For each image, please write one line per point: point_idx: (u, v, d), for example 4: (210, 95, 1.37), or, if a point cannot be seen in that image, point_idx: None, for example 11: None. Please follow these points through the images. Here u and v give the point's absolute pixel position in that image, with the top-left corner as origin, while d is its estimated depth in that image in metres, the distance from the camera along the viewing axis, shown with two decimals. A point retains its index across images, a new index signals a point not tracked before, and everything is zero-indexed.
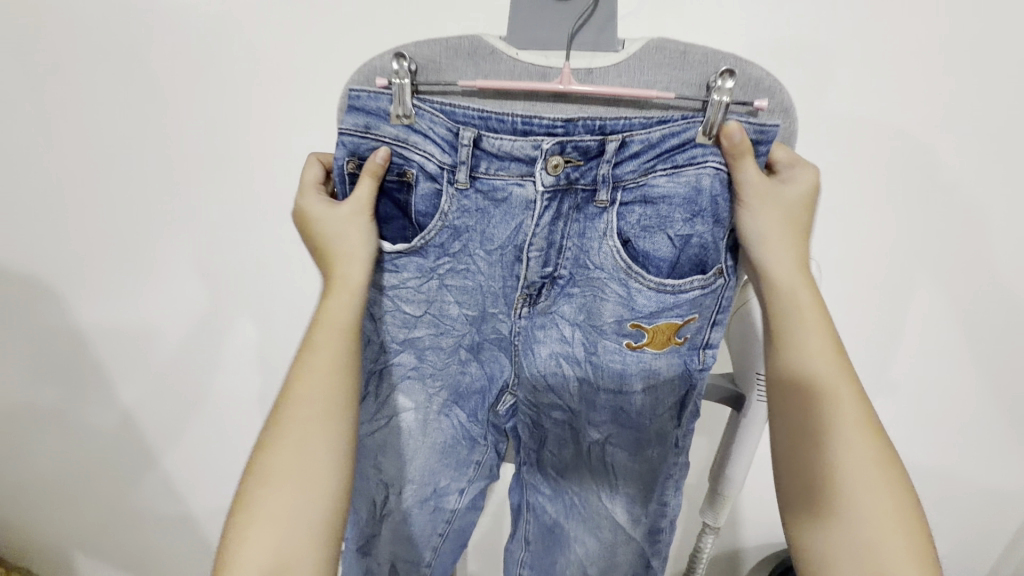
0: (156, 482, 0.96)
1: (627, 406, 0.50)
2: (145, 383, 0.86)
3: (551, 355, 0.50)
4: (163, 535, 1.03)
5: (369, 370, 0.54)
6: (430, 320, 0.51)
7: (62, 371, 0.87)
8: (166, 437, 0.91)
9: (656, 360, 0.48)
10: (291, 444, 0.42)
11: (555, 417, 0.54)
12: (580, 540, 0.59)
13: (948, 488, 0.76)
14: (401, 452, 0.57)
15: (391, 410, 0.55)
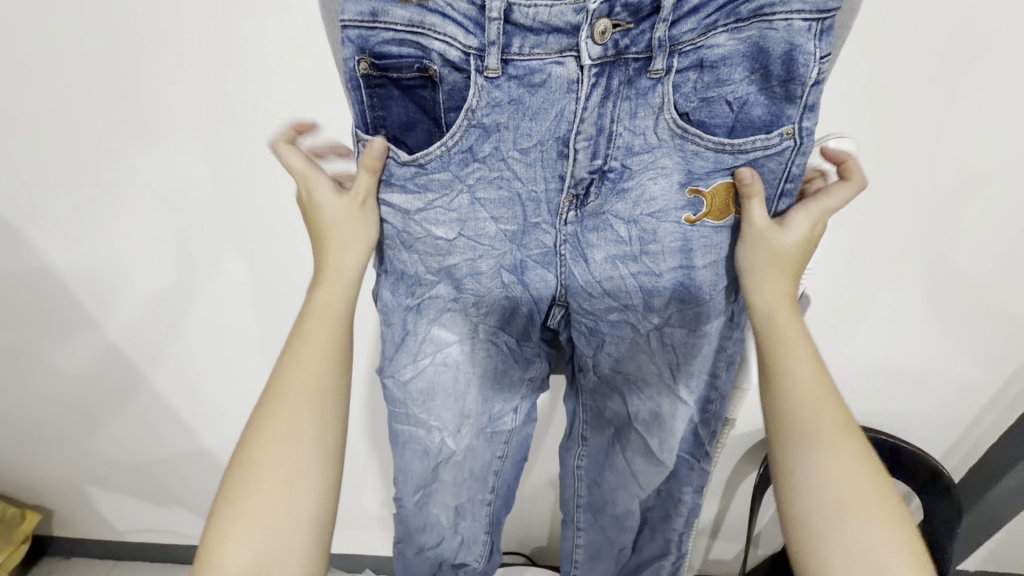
0: (150, 421, 0.97)
1: (688, 282, 0.50)
2: (130, 326, 0.83)
3: (606, 258, 0.50)
4: (166, 472, 1.06)
5: (405, 306, 0.54)
6: (465, 242, 0.51)
7: (34, 317, 0.82)
8: (158, 376, 0.89)
9: (716, 236, 0.48)
10: (278, 437, 0.47)
11: (614, 317, 0.54)
12: (637, 422, 0.61)
13: (936, 381, 0.79)
14: (453, 390, 0.60)
15: (436, 347, 0.57)
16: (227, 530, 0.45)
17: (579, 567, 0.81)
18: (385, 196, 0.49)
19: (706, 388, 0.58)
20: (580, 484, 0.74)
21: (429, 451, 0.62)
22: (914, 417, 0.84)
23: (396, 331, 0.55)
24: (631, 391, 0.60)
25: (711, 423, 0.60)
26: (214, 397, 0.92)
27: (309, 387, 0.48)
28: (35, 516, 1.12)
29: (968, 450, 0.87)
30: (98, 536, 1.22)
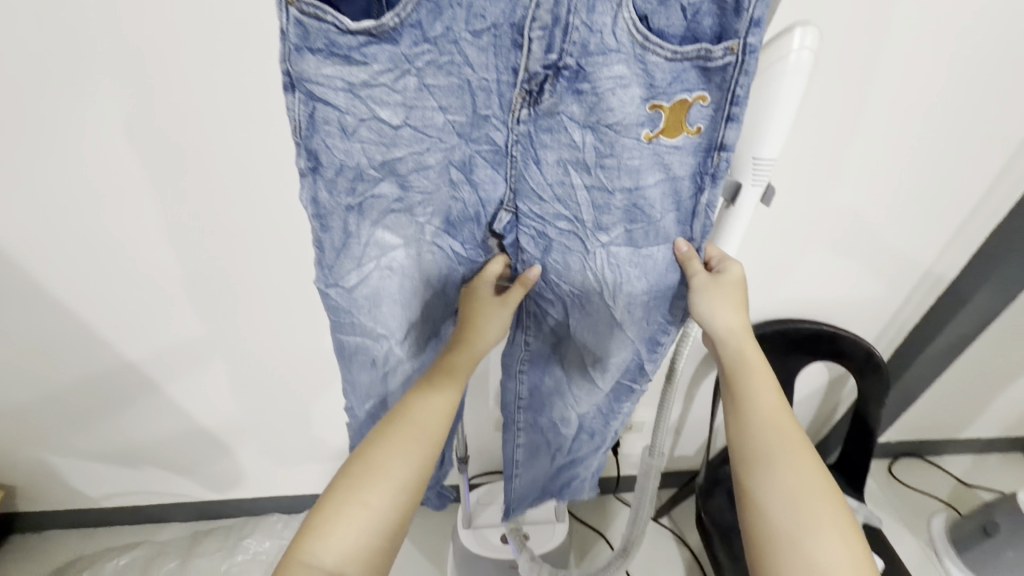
0: (117, 381, 0.95)
1: (641, 202, 0.51)
2: (85, 283, 0.80)
3: (558, 162, 0.50)
4: (139, 431, 1.05)
5: (346, 206, 0.52)
6: (412, 133, 0.49)
7: None
8: (114, 331, 0.87)
9: (669, 155, 0.48)
10: (396, 455, 0.54)
11: (561, 228, 0.54)
12: (581, 336, 0.65)
13: (871, 273, 0.86)
14: (399, 295, 0.60)
15: (380, 250, 0.56)
16: (330, 517, 0.51)
17: (519, 472, 0.86)
18: (323, 69, 0.43)
19: (649, 313, 0.59)
20: (522, 395, 0.77)
21: (377, 360, 0.64)
22: (852, 308, 0.92)
23: (336, 235, 0.53)
24: (575, 311, 0.62)
25: (656, 354, 0.63)
26: (183, 349, 0.92)
27: (428, 422, 0.56)
28: None
29: (887, 338, 0.99)
30: (66, 506, 1.19)
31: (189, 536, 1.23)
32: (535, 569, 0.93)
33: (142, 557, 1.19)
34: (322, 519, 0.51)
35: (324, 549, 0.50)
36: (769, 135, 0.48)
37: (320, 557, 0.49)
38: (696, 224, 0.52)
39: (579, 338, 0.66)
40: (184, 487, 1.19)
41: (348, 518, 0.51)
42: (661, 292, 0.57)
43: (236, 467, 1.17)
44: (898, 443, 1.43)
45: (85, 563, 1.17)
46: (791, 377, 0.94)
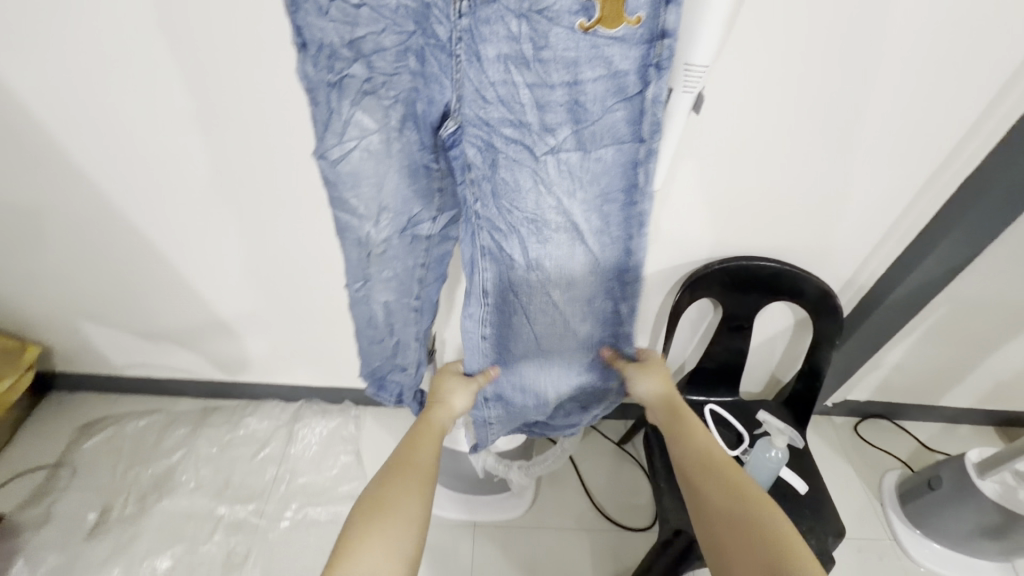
0: (139, 252, 1.09)
1: (581, 99, 0.55)
2: (114, 152, 0.93)
3: (499, 58, 0.54)
4: (156, 305, 1.19)
5: (328, 83, 0.54)
6: (370, 13, 0.51)
7: (22, 139, 0.92)
8: (137, 203, 1.00)
9: (607, 48, 0.52)
10: (399, 489, 0.67)
11: (508, 134, 0.59)
12: (540, 262, 0.70)
13: (836, 214, 0.88)
14: (375, 177, 0.62)
15: (360, 131, 0.58)
16: (354, 548, 0.60)
17: (496, 429, 0.91)
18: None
19: (597, 212, 0.65)
20: (486, 352, 0.81)
21: (362, 241, 0.68)
22: (816, 252, 0.94)
23: (321, 110, 0.56)
24: (533, 232, 0.67)
25: (631, 265, 0.70)
26: (196, 227, 1.04)
27: (424, 461, 0.72)
28: (34, 348, 1.23)
29: (851, 289, 1.01)
30: (97, 370, 1.35)
31: (199, 410, 1.39)
32: (484, 456, 1.04)
33: (159, 421, 1.35)
34: (347, 549, 0.60)
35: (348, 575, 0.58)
36: (702, 41, 0.51)
37: None
38: (647, 125, 0.56)
39: (537, 265, 0.71)
40: (197, 366, 1.34)
41: (370, 544, 0.60)
42: (608, 192, 0.63)
43: (241, 352, 1.31)
44: (867, 403, 1.47)
45: (110, 421, 1.34)
46: (750, 312, 0.99)
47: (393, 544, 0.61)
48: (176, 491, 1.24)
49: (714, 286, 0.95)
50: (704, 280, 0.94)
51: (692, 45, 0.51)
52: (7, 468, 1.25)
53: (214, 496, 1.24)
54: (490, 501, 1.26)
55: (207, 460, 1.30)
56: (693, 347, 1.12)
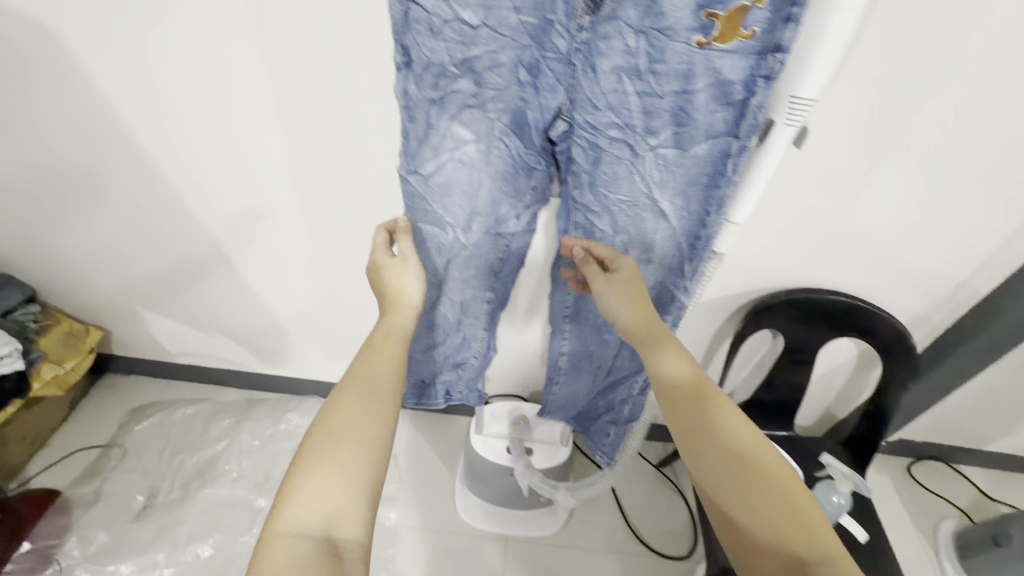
0: (205, 245, 1.12)
1: (689, 107, 0.52)
2: (190, 148, 0.96)
3: (613, 70, 0.51)
4: (215, 297, 1.22)
5: (429, 100, 0.55)
6: (489, 33, 0.51)
7: (109, 133, 0.95)
8: (207, 198, 1.04)
9: (721, 62, 0.49)
10: (350, 415, 0.59)
11: (612, 137, 0.56)
12: (620, 241, 0.67)
13: (920, 252, 0.83)
14: (468, 186, 0.63)
15: (455, 143, 0.59)
16: (306, 491, 0.53)
17: (560, 382, 1.03)
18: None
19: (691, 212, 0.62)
20: (565, 315, 0.91)
21: (445, 246, 0.70)
22: (891, 290, 0.89)
23: (419, 125, 0.57)
24: (624, 223, 0.64)
25: (697, 258, 0.65)
26: (262, 224, 1.07)
27: (381, 376, 0.63)
28: (96, 331, 1.29)
29: (927, 331, 0.95)
30: (150, 356, 1.39)
31: (244, 401, 1.42)
32: (529, 473, 1.02)
33: (206, 410, 1.38)
34: (296, 491, 0.53)
35: (303, 513, 0.52)
36: (811, 74, 0.48)
37: (304, 526, 0.52)
38: (742, 124, 0.52)
39: (618, 245, 0.67)
40: (246, 359, 1.37)
41: (324, 476, 0.54)
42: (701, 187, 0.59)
43: (290, 349, 1.33)
44: (925, 445, 1.39)
45: (161, 406, 1.38)
46: (815, 348, 0.94)
47: (349, 473, 0.55)
48: (218, 480, 1.27)
49: (781, 319, 0.91)
50: (772, 313, 0.90)
51: (796, 79, 0.48)
52: (63, 445, 1.30)
53: (254, 488, 1.27)
54: (523, 516, 1.24)
55: (248, 452, 1.32)
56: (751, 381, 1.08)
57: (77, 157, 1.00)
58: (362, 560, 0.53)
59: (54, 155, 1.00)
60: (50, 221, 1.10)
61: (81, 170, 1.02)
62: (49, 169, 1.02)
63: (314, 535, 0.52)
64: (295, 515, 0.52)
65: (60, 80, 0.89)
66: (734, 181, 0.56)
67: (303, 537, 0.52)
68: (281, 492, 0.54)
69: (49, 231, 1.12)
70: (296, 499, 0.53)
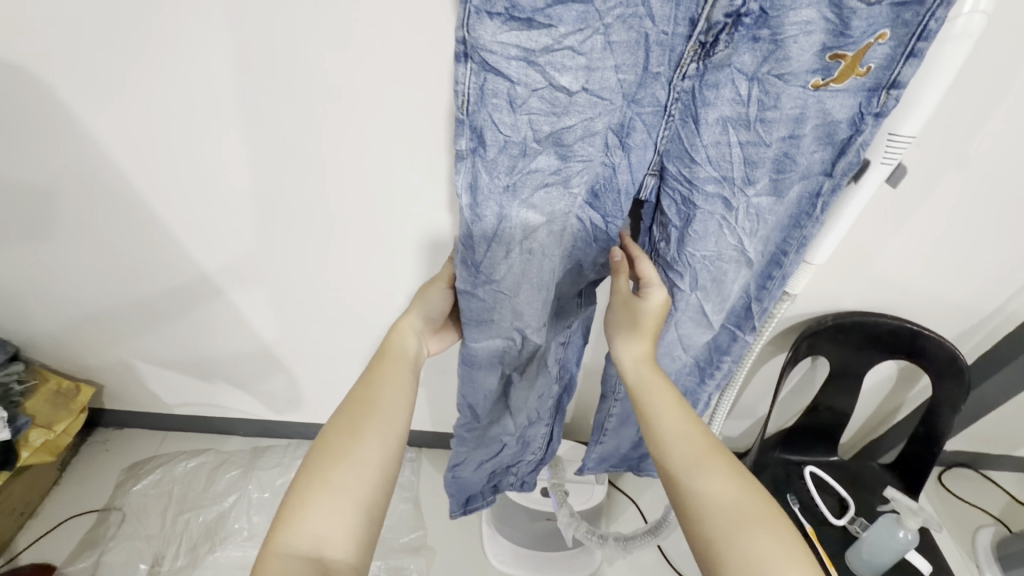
0: (202, 299, 1.02)
1: (792, 154, 0.49)
2: (179, 203, 0.84)
3: (718, 120, 0.49)
4: (214, 347, 1.13)
5: (503, 187, 0.51)
6: (588, 99, 0.47)
7: (83, 192, 0.84)
8: (201, 254, 0.93)
9: (830, 104, 0.46)
10: (353, 433, 0.57)
11: (709, 191, 0.52)
12: (693, 292, 0.61)
13: (974, 271, 0.79)
14: (538, 276, 0.61)
15: (525, 231, 0.55)
16: (301, 511, 0.51)
17: (605, 438, 0.89)
18: (500, 35, 0.41)
19: (775, 254, 0.58)
20: (614, 403, 0.83)
21: (513, 350, 0.70)
22: (943, 309, 0.86)
23: (488, 219, 0.53)
24: (709, 279, 0.60)
25: (767, 299, 0.62)
26: (266, 279, 0.96)
27: (393, 407, 0.60)
28: (88, 388, 1.19)
29: (974, 345, 0.92)
30: (145, 408, 1.30)
31: (249, 449, 1.33)
32: (573, 525, 0.98)
33: (209, 463, 1.29)
34: (292, 507, 0.51)
35: (298, 537, 0.50)
36: (916, 110, 0.45)
37: (294, 547, 0.49)
38: (840, 163, 0.49)
39: (690, 297, 0.62)
40: (250, 406, 1.28)
41: (316, 499, 0.52)
42: (783, 233, 0.56)
43: (297, 394, 1.24)
44: (954, 454, 1.36)
45: (159, 461, 1.29)
46: (860, 371, 0.91)
47: (342, 498, 0.52)
48: (228, 540, 1.17)
49: (829, 345, 0.87)
50: (822, 339, 0.86)
51: (904, 110, 0.45)
52: (54, 512, 1.20)
53: None
54: (555, 559, 1.19)
55: (258, 506, 1.23)
56: (797, 407, 1.06)
57: (49, 218, 0.88)
58: None
59: (22, 217, 0.88)
60: (26, 281, 0.99)
61: (55, 231, 0.90)
62: (19, 231, 0.90)
63: (305, 554, 0.49)
64: (290, 537, 0.50)
65: (19, 137, 0.77)
66: (821, 221, 0.54)
67: (294, 557, 0.49)
68: (280, 507, 0.52)
69: (27, 291, 1.01)
70: (290, 522, 0.50)
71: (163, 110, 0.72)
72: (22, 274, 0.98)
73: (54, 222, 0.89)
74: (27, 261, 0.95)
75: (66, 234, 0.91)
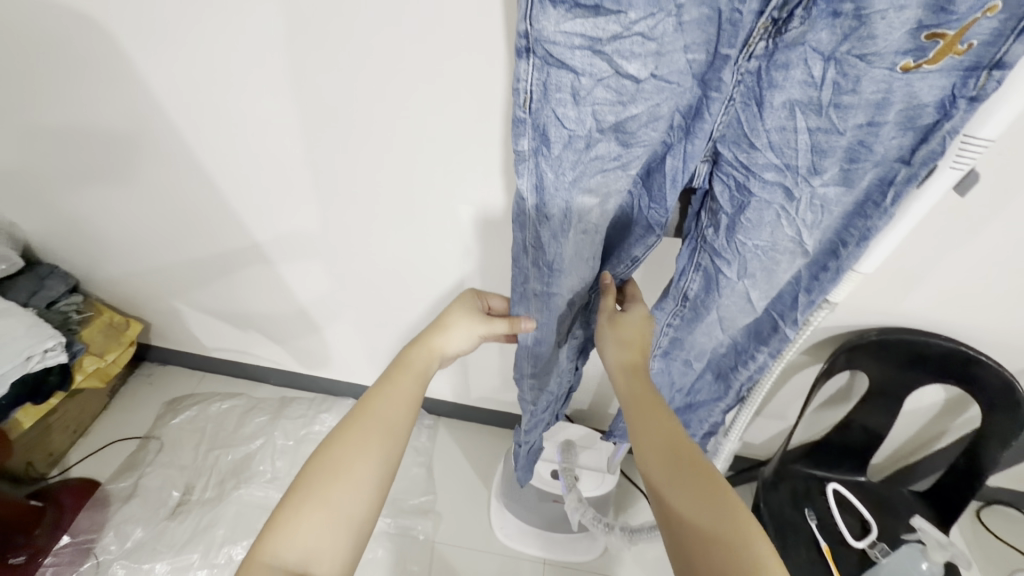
0: (239, 250, 1.04)
1: (870, 141, 0.41)
2: (222, 156, 0.86)
3: (785, 104, 0.42)
4: (247, 298, 1.16)
5: (570, 183, 0.45)
6: (656, 86, 0.40)
7: (132, 137, 0.87)
8: (241, 207, 0.95)
9: (919, 86, 0.38)
10: (353, 451, 0.58)
11: (766, 179, 0.45)
12: (747, 289, 0.54)
13: None
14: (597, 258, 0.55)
15: (581, 221, 0.49)
16: (292, 524, 0.53)
17: None
18: (564, 25, 0.35)
19: (831, 247, 0.50)
20: None
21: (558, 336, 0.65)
22: (1005, 334, 0.78)
23: (555, 215, 0.48)
24: (762, 270, 0.52)
25: (816, 289, 0.54)
26: (301, 239, 0.98)
27: (394, 418, 0.62)
28: (137, 324, 1.27)
29: None
30: (187, 348, 1.37)
31: (279, 398, 1.39)
32: (580, 511, 0.97)
33: (241, 406, 1.37)
34: (285, 518, 0.53)
35: (285, 549, 0.51)
36: (999, 114, 0.38)
37: (281, 558, 0.51)
38: (920, 151, 0.41)
39: (741, 292, 0.54)
40: (281, 357, 1.34)
41: (310, 512, 0.53)
42: (843, 221, 0.48)
43: (325, 351, 1.27)
44: (996, 489, 1.27)
45: (198, 399, 1.37)
46: (903, 393, 0.85)
47: (339, 518, 0.54)
48: (253, 480, 1.24)
49: (870, 360, 0.82)
50: (862, 353, 0.81)
51: (984, 113, 0.39)
52: (103, 433, 1.31)
53: None
54: (562, 540, 1.20)
55: (283, 452, 1.29)
56: (829, 421, 1.00)
57: (105, 160, 0.93)
58: None
59: (83, 158, 0.93)
60: (84, 218, 1.05)
61: (111, 174, 0.95)
62: (79, 170, 0.95)
63: (289, 567, 0.51)
64: (278, 548, 0.51)
65: (76, 78, 0.80)
66: (890, 214, 0.45)
67: (277, 568, 0.51)
68: (270, 517, 0.54)
69: (80, 226, 1.07)
70: (280, 533, 0.52)
71: (205, 58, 0.72)
72: (81, 211, 1.04)
73: (111, 168, 0.94)
74: (91, 202, 1.01)
75: (124, 180, 0.96)
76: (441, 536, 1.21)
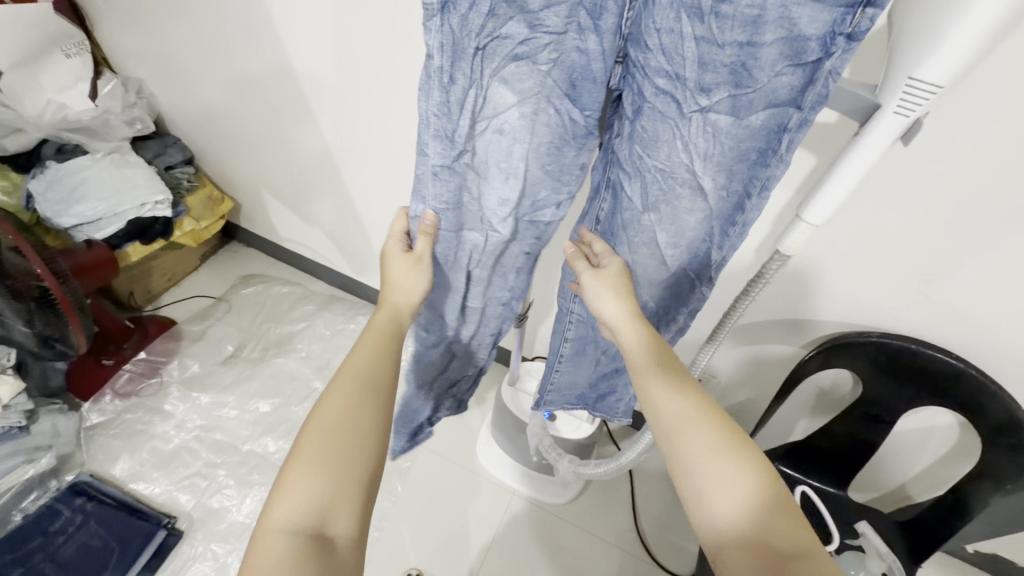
0: (310, 147, 1.19)
1: (751, 63, 0.47)
2: (307, 57, 1.00)
3: (672, 4, 0.47)
4: (314, 196, 1.33)
5: (473, 50, 0.52)
6: None
7: (243, 30, 1.03)
8: (316, 107, 1.08)
9: (798, 10, 0.43)
10: (337, 410, 0.58)
11: (659, 88, 0.52)
12: (648, 212, 0.63)
13: None
14: (505, 159, 0.62)
15: (494, 109, 0.58)
16: (292, 492, 0.52)
17: (561, 367, 0.91)
18: None
19: (739, 191, 0.57)
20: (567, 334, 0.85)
21: (481, 244, 0.72)
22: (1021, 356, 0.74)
23: (459, 87, 0.55)
24: (661, 193, 0.60)
25: (730, 236, 0.61)
26: (362, 145, 1.11)
27: (372, 373, 0.62)
28: (229, 203, 1.51)
29: None
30: (265, 234, 1.59)
31: (329, 295, 1.58)
32: (540, 436, 1.06)
33: (296, 293, 1.57)
34: (285, 489, 0.53)
35: (289, 516, 0.51)
36: (933, 57, 0.39)
37: (291, 524, 0.51)
38: (808, 93, 0.47)
39: (646, 217, 0.63)
40: (336, 258, 1.51)
41: (307, 472, 0.53)
42: (747, 165, 0.54)
43: (371, 259, 1.42)
44: None
45: (264, 280, 1.59)
46: (898, 409, 0.81)
47: (339, 470, 0.54)
48: (290, 353, 1.44)
49: (865, 362, 0.78)
50: (852, 351, 0.78)
51: (922, 53, 0.40)
52: (189, 287, 1.57)
53: (315, 370, 1.42)
54: (535, 479, 1.27)
55: (320, 337, 1.48)
56: (816, 422, 0.98)
57: (221, 48, 1.10)
58: (352, 555, 0.52)
59: (206, 46, 1.12)
60: (202, 100, 1.25)
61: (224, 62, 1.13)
62: (203, 57, 1.14)
63: (302, 531, 0.51)
64: (285, 514, 0.51)
65: None
66: (786, 161, 0.52)
67: (291, 534, 0.50)
68: (270, 496, 0.53)
69: (197, 106, 1.28)
70: (285, 500, 0.52)
71: None
72: (201, 93, 1.24)
73: (225, 57, 1.11)
74: (208, 88, 1.21)
75: (233, 70, 1.13)
76: (429, 442, 1.33)
